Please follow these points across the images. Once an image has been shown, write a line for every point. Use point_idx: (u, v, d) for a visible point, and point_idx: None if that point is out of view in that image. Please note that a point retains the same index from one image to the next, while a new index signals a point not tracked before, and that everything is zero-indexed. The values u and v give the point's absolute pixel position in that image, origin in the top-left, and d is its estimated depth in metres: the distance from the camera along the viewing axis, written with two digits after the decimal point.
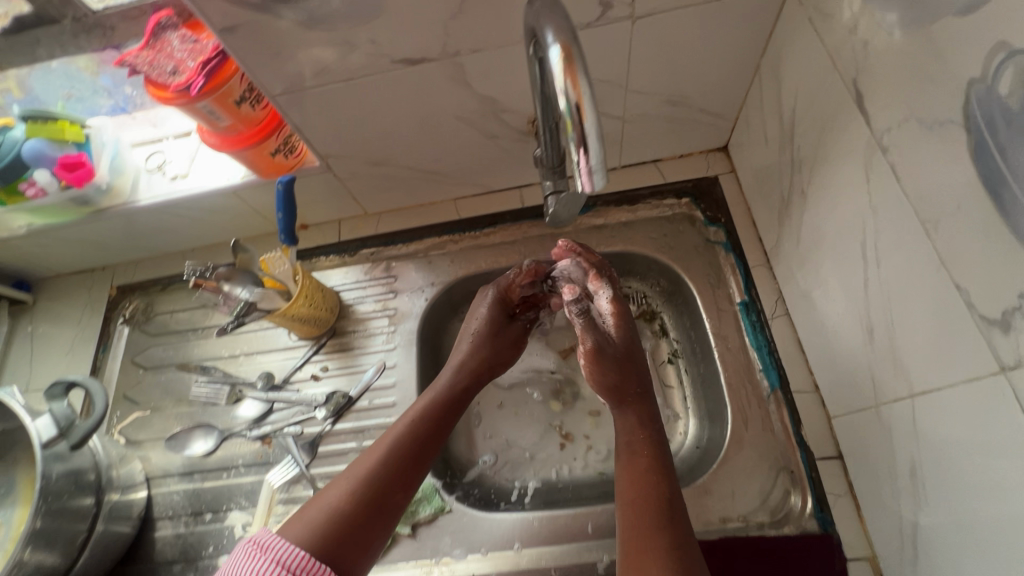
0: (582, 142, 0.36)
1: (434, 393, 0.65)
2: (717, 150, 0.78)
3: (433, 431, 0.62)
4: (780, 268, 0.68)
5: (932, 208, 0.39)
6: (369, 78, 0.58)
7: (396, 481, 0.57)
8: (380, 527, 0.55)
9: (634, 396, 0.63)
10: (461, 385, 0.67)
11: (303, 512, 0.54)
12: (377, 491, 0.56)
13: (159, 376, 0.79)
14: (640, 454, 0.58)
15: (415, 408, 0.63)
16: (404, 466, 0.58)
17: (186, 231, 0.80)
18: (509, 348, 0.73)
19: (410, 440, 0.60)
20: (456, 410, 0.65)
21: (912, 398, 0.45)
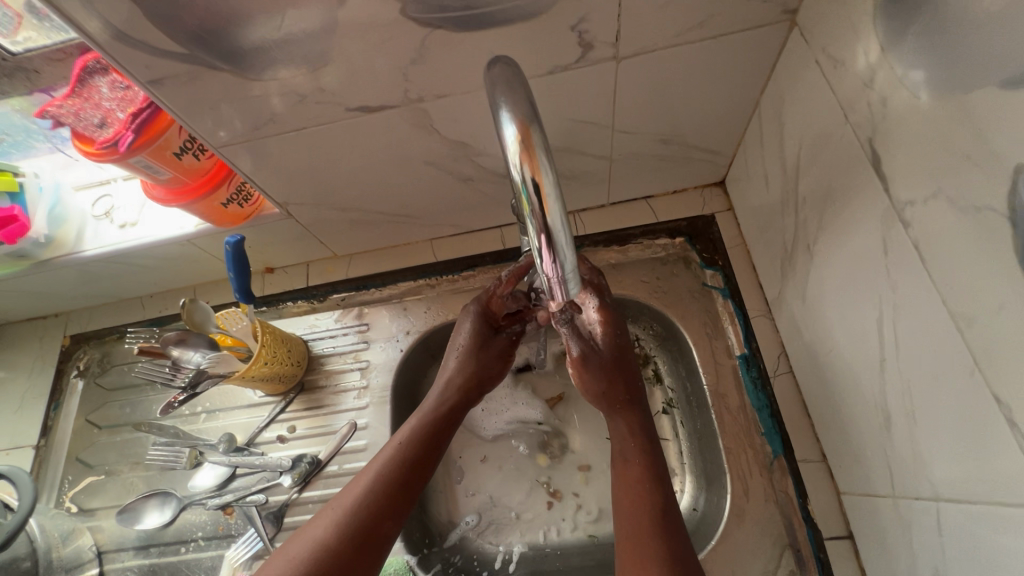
0: (548, 239, 0.32)
1: (422, 415, 0.58)
2: (713, 184, 0.72)
3: (425, 455, 0.54)
4: (782, 320, 0.62)
5: (965, 300, 0.33)
6: (323, 127, 0.52)
7: (385, 509, 0.50)
8: (370, 562, 0.47)
9: (622, 403, 0.58)
10: (453, 404, 0.60)
11: (286, 548, 0.47)
12: (366, 520, 0.48)
13: (115, 436, 0.73)
14: (632, 462, 0.55)
15: (402, 432, 0.56)
16: (394, 492, 0.51)
17: (141, 279, 0.74)
18: (498, 361, 0.64)
19: (399, 465, 0.53)
20: (447, 430, 0.58)
21: (937, 501, 0.40)
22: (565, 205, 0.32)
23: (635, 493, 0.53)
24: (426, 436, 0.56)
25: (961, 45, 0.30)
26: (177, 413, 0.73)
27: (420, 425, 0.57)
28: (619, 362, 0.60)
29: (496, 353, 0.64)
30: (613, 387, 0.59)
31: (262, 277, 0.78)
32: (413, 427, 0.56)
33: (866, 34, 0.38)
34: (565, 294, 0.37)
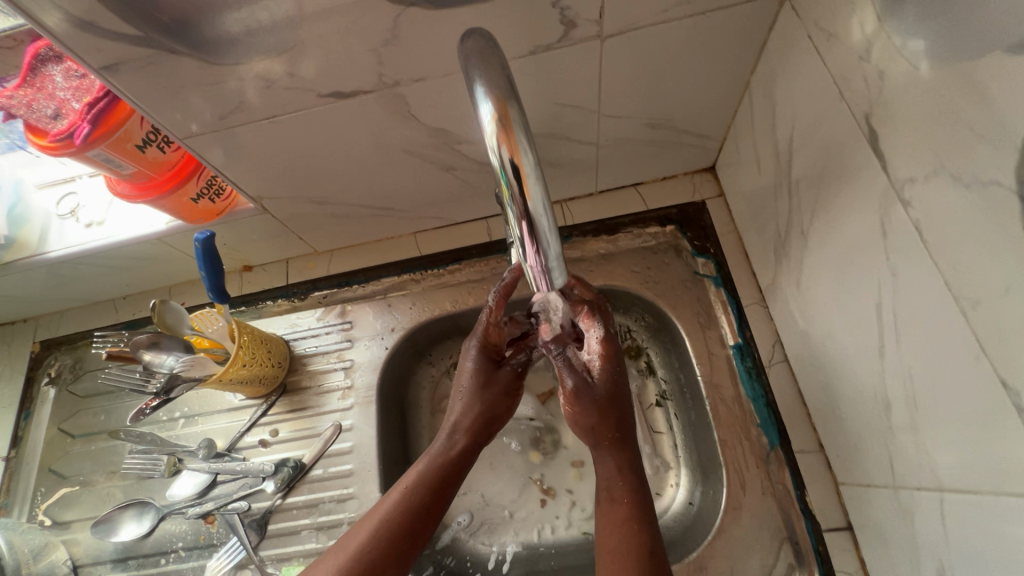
0: (529, 219, 0.30)
1: (432, 457, 0.55)
2: (703, 170, 0.71)
3: (432, 501, 0.52)
4: (776, 308, 0.61)
5: (970, 281, 0.32)
6: (294, 114, 0.49)
7: (387, 557, 0.48)
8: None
9: (611, 441, 0.57)
10: (464, 446, 0.57)
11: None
12: (369, 572, 0.47)
13: (90, 445, 0.71)
14: (620, 504, 0.53)
15: (411, 473, 0.54)
16: (399, 540, 0.49)
17: (112, 280, 0.71)
18: (503, 399, 0.61)
19: (406, 513, 0.50)
20: (457, 475, 0.55)
21: (941, 491, 0.38)
22: (547, 189, 0.30)
23: (620, 531, 0.51)
24: (434, 480, 0.53)
25: (964, 10, 0.28)
26: (155, 419, 0.71)
27: (429, 467, 0.54)
28: (614, 399, 0.58)
29: (501, 389, 0.61)
30: (603, 421, 0.57)
31: (240, 275, 0.75)
32: (422, 470, 0.54)
33: (862, 4, 0.36)
34: (551, 283, 0.35)
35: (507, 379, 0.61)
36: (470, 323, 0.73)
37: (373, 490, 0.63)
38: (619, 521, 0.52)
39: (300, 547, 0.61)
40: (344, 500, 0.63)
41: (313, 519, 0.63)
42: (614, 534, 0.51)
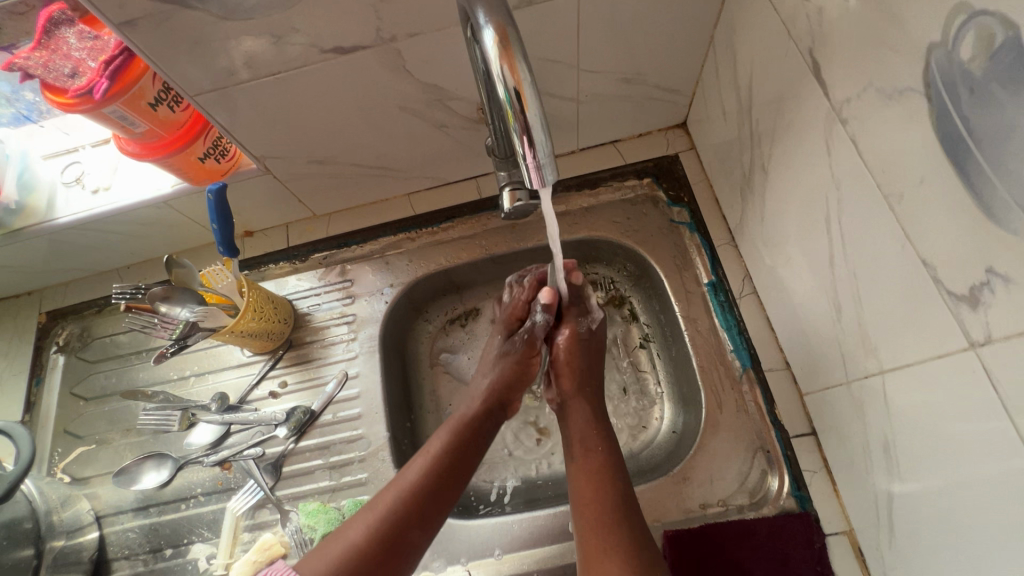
0: (526, 132, 0.35)
1: (456, 425, 0.60)
2: (676, 127, 0.76)
3: (454, 466, 0.57)
4: (745, 246, 0.67)
5: (895, 180, 0.38)
6: (297, 71, 0.53)
7: (413, 516, 0.52)
8: (396, 569, 0.50)
9: (590, 392, 0.64)
10: (482, 417, 0.62)
11: (324, 548, 0.51)
12: (397, 530, 0.51)
13: (104, 406, 0.74)
14: (594, 452, 0.59)
15: (435, 442, 0.58)
16: (423, 501, 0.53)
17: (117, 248, 0.74)
18: (516, 370, 0.67)
19: (431, 478, 0.55)
20: (479, 444, 0.60)
21: (883, 374, 0.44)
22: (543, 107, 0.35)
23: (592, 478, 0.56)
24: (457, 447, 0.58)
25: None
26: (165, 378, 0.74)
27: (453, 435, 0.59)
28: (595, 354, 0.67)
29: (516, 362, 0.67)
30: (585, 373, 0.65)
31: (242, 241, 0.79)
32: (444, 441, 0.58)
33: None
34: (542, 181, 0.38)
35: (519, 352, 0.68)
36: (464, 277, 0.78)
37: (381, 430, 0.68)
38: (595, 467, 0.57)
39: (315, 485, 0.66)
40: (354, 441, 0.67)
41: (325, 459, 0.67)
42: (591, 483, 0.56)
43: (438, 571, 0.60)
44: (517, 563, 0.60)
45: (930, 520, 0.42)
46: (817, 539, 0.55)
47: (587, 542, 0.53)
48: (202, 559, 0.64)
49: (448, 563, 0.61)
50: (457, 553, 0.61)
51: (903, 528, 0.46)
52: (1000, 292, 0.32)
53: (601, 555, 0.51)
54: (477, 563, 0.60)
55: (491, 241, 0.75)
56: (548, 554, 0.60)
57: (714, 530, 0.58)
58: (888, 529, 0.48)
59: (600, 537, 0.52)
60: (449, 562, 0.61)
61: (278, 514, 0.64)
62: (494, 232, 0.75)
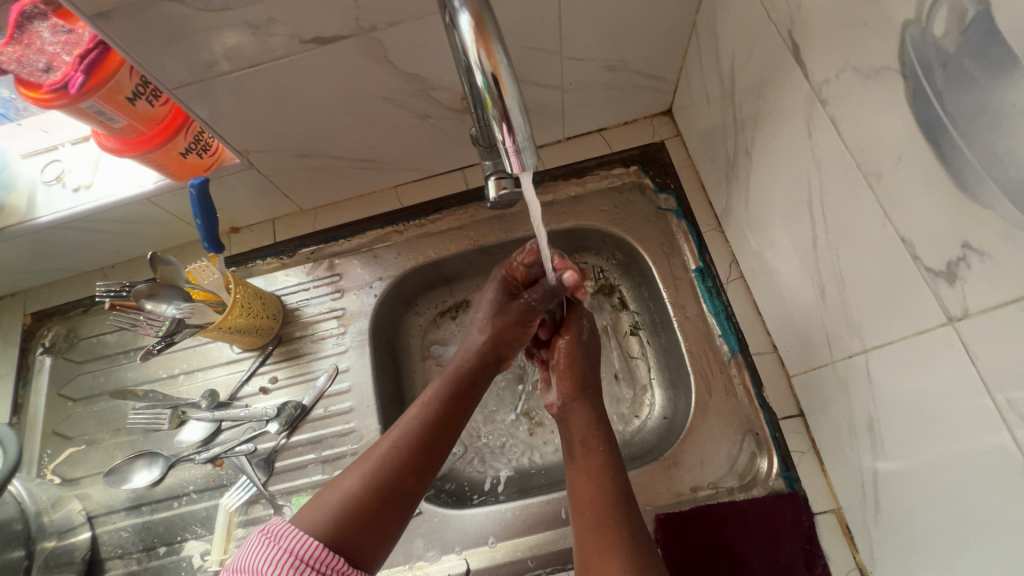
0: (505, 118, 0.35)
1: (450, 375, 0.60)
2: (661, 114, 0.76)
3: (449, 414, 0.56)
4: (731, 230, 0.67)
5: (874, 159, 0.38)
6: (276, 63, 0.52)
7: (410, 464, 0.52)
8: (395, 519, 0.50)
9: (587, 392, 0.63)
10: (477, 368, 0.61)
11: (320, 497, 0.50)
12: (394, 477, 0.51)
13: (93, 406, 0.73)
14: (596, 452, 0.57)
15: (430, 392, 0.58)
16: (420, 450, 0.53)
17: (101, 247, 0.73)
18: (514, 327, 0.64)
19: (428, 426, 0.55)
20: (473, 393, 0.60)
21: (866, 352, 0.45)
22: (520, 91, 0.35)
23: (594, 480, 0.55)
24: (452, 396, 0.57)
25: None
26: (154, 377, 0.73)
27: (448, 384, 0.58)
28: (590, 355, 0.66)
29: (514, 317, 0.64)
30: (583, 372, 0.64)
31: (228, 237, 0.78)
32: (438, 390, 0.58)
33: None
34: (523, 166, 0.38)
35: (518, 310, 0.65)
36: (453, 269, 0.78)
37: (373, 423, 0.68)
38: (593, 468, 0.56)
39: (308, 479, 0.66)
40: (346, 434, 0.67)
41: (318, 453, 0.67)
42: (590, 483, 0.55)
43: (433, 561, 0.61)
44: (511, 550, 0.60)
45: (913, 495, 0.43)
46: (806, 518, 0.56)
47: (586, 542, 0.52)
48: (196, 556, 0.64)
49: (443, 552, 0.61)
50: (451, 542, 0.61)
51: (888, 503, 0.47)
52: (976, 266, 0.32)
53: (602, 555, 0.50)
54: (472, 552, 0.61)
55: (479, 232, 0.75)
56: (542, 541, 0.60)
57: (706, 512, 0.58)
58: (874, 505, 0.49)
59: (601, 538, 0.51)
60: (444, 551, 0.61)
61: (272, 509, 0.64)
62: (482, 223, 0.75)
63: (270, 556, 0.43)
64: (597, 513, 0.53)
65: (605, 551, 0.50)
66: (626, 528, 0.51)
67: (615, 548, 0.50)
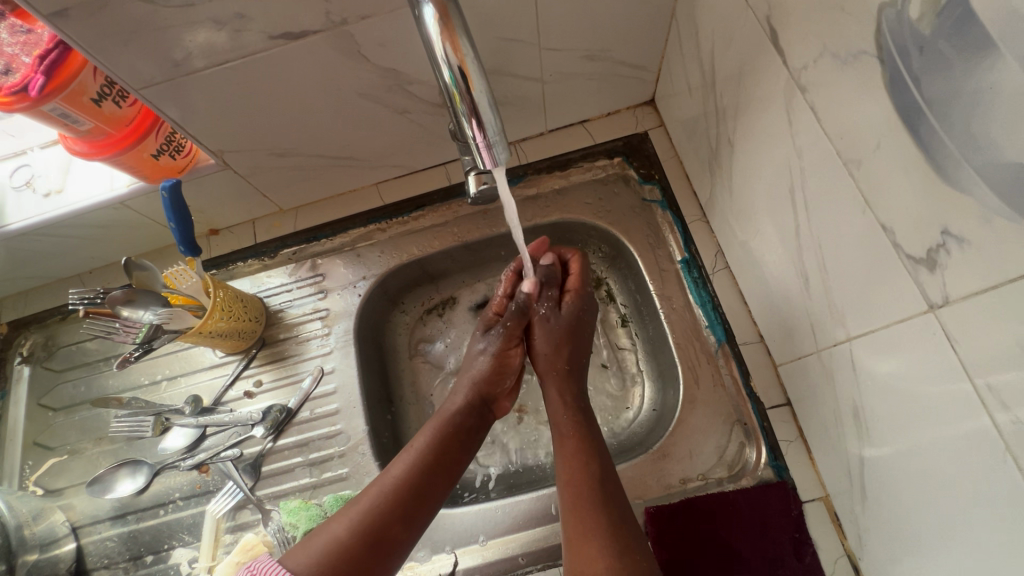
0: (474, 111, 0.40)
1: (442, 422, 0.60)
2: (644, 104, 0.75)
3: (438, 464, 0.56)
4: (716, 220, 0.66)
5: (853, 145, 0.38)
6: (245, 60, 0.51)
7: (396, 513, 0.52)
8: (380, 565, 0.50)
9: (559, 372, 0.63)
10: (468, 416, 0.61)
11: (308, 539, 0.51)
12: (380, 524, 0.51)
13: (74, 416, 0.72)
14: (569, 437, 0.58)
15: (420, 440, 0.58)
16: (407, 500, 0.53)
17: (76, 253, 0.72)
18: (499, 373, 0.65)
19: (417, 476, 0.54)
20: (466, 442, 0.59)
21: (850, 341, 0.45)
22: (487, 85, 0.40)
23: (576, 461, 0.56)
24: (442, 445, 0.57)
25: None
26: (136, 384, 0.72)
27: (439, 433, 0.58)
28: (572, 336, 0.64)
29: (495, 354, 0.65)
30: (557, 353, 0.64)
31: (207, 240, 0.77)
32: (428, 439, 0.57)
33: None
34: (495, 161, 0.44)
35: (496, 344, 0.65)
36: (438, 267, 0.77)
37: (359, 424, 0.67)
38: (577, 454, 0.56)
39: (295, 483, 0.65)
40: (333, 436, 0.67)
41: (305, 456, 0.66)
42: (569, 465, 0.56)
43: (423, 561, 0.60)
44: (501, 548, 0.60)
45: (899, 482, 0.43)
46: (794, 507, 0.56)
47: (569, 526, 0.53)
48: (184, 564, 0.63)
49: (433, 552, 0.61)
50: (441, 542, 0.61)
51: (874, 490, 0.47)
52: (955, 253, 0.32)
53: (585, 540, 0.51)
54: (463, 550, 0.60)
55: (463, 229, 0.74)
56: (532, 537, 0.60)
57: (696, 503, 0.58)
58: (860, 492, 0.49)
59: (581, 524, 0.52)
60: (434, 551, 0.61)
61: (259, 514, 0.64)
62: (466, 219, 0.74)
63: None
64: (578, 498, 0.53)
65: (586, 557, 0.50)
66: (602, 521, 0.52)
67: (597, 550, 0.50)
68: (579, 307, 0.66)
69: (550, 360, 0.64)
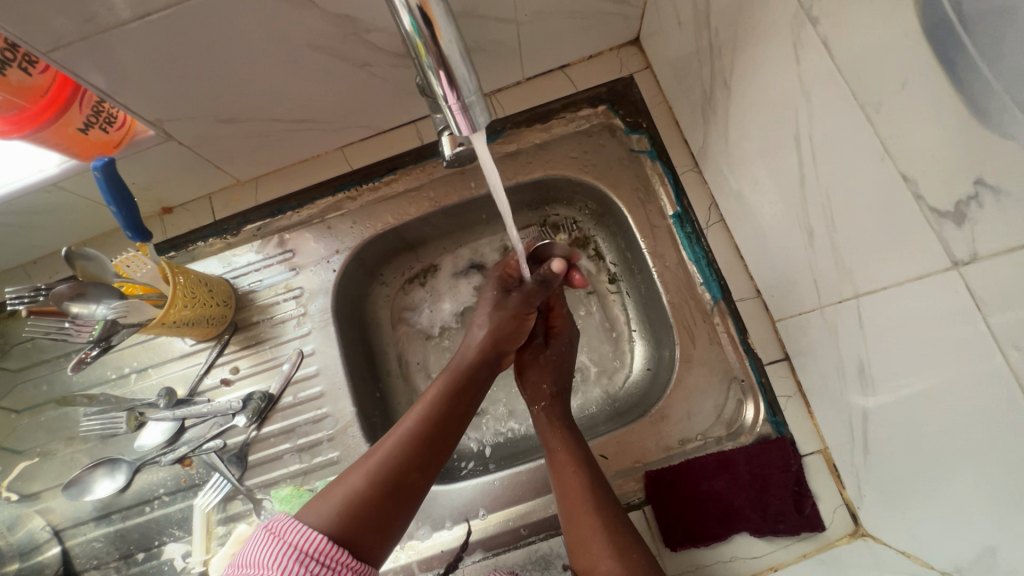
0: (443, 64, 0.35)
1: (450, 374, 0.57)
2: (628, 44, 0.69)
3: (452, 415, 0.54)
4: (708, 169, 0.62)
5: (873, 86, 0.34)
6: (172, 11, 0.43)
7: (414, 461, 0.50)
8: (397, 517, 0.48)
9: (547, 400, 0.63)
10: (478, 366, 0.59)
11: (323, 493, 0.48)
12: (398, 473, 0.49)
13: (40, 417, 0.68)
14: (558, 451, 0.57)
15: (432, 390, 0.55)
16: (423, 447, 0.51)
17: (12, 244, 0.65)
18: (513, 320, 0.62)
19: (431, 425, 0.53)
20: (476, 392, 0.58)
21: (858, 298, 0.42)
22: (456, 34, 0.35)
23: (563, 474, 0.55)
24: (455, 396, 0.56)
25: None
26: (104, 379, 0.67)
27: (452, 381, 0.57)
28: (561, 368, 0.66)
29: (514, 312, 0.62)
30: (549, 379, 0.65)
31: (161, 219, 0.70)
32: (442, 390, 0.55)
33: None
34: (473, 126, 0.39)
35: (517, 302, 0.63)
36: (416, 235, 0.72)
37: (346, 406, 0.64)
38: (569, 466, 0.55)
39: (285, 470, 0.63)
40: (320, 421, 0.64)
41: (293, 443, 0.64)
42: (564, 482, 0.54)
43: (424, 539, 0.59)
44: (502, 521, 0.59)
45: (908, 437, 0.42)
46: (795, 463, 0.55)
47: (571, 534, 0.52)
48: (178, 559, 0.62)
49: (434, 529, 0.60)
50: (441, 518, 0.60)
51: (878, 444, 0.46)
52: (989, 206, 0.29)
53: (586, 544, 0.51)
54: (463, 525, 0.59)
55: (441, 192, 0.69)
56: (533, 508, 0.59)
57: (696, 464, 0.57)
58: (862, 446, 0.49)
59: (584, 529, 0.51)
60: (435, 528, 0.60)
61: (250, 504, 0.62)
62: (442, 181, 0.69)
63: (273, 552, 0.42)
64: (585, 520, 0.52)
65: (587, 551, 0.51)
66: (604, 530, 0.51)
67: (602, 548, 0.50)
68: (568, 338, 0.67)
69: (538, 387, 0.65)
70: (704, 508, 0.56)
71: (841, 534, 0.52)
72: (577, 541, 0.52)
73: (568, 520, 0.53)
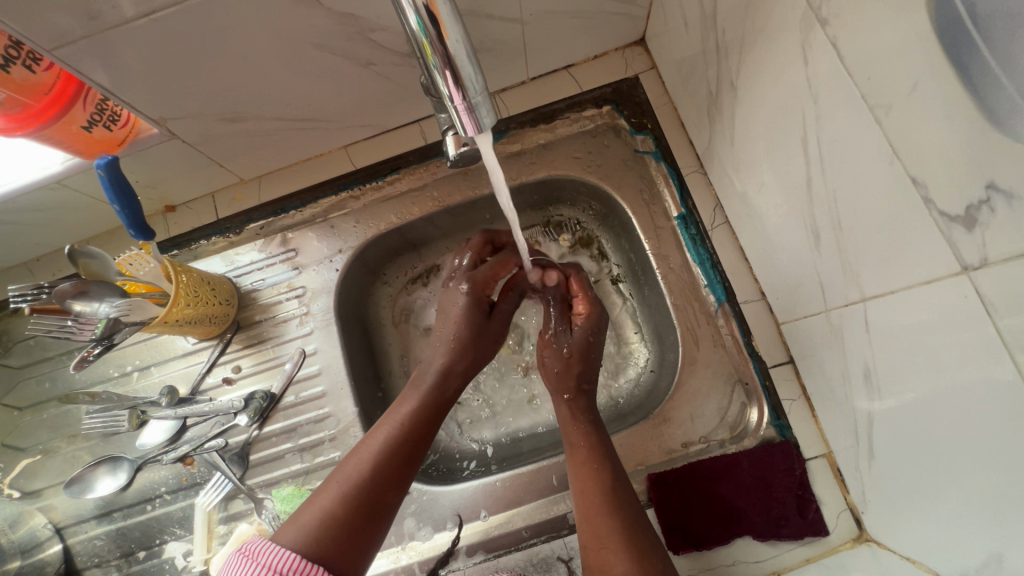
0: (448, 64, 0.35)
1: (419, 393, 0.55)
2: (634, 44, 0.68)
3: (422, 430, 0.54)
4: (713, 171, 0.62)
5: (883, 88, 0.33)
6: (174, 10, 0.43)
7: (388, 478, 0.50)
8: (376, 533, 0.48)
9: (571, 392, 0.59)
10: (447, 382, 0.57)
11: (298, 515, 0.48)
12: (372, 491, 0.49)
13: (42, 414, 0.68)
14: (580, 448, 0.56)
15: (402, 407, 0.54)
16: (398, 462, 0.51)
17: (16, 241, 0.65)
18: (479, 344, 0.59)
19: (402, 442, 0.52)
20: (445, 405, 0.57)
21: (865, 302, 0.42)
22: (462, 33, 0.35)
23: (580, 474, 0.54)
24: (425, 413, 0.54)
25: None
26: (106, 377, 0.67)
27: (420, 398, 0.55)
28: (586, 360, 0.60)
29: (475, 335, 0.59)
30: (569, 372, 0.60)
31: (164, 217, 0.70)
32: (414, 406, 0.54)
33: None
34: (478, 126, 0.39)
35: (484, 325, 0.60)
36: (419, 234, 0.72)
37: (348, 405, 0.64)
38: (583, 469, 0.54)
39: (286, 470, 0.63)
40: (322, 420, 0.64)
41: (294, 443, 0.64)
42: (581, 484, 0.53)
43: (425, 539, 0.59)
44: (503, 523, 0.59)
45: (913, 443, 0.42)
46: (798, 467, 0.55)
47: (586, 534, 0.51)
48: (179, 557, 0.62)
49: (435, 530, 0.60)
50: (442, 519, 0.60)
51: (883, 449, 0.46)
52: (1000, 211, 0.29)
53: (600, 546, 0.50)
54: (464, 527, 0.59)
55: (444, 191, 0.69)
56: (534, 510, 0.59)
57: (700, 467, 0.57)
58: (867, 450, 0.48)
59: (596, 531, 0.50)
60: (435, 528, 0.60)
61: (252, 503, 0.62)
62: (445, 181, 0.69)
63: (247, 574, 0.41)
64: (595, 527, 0.51)
65: (604, 559, 0.49)
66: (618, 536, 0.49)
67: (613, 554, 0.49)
68: (593, 326, 0.60)
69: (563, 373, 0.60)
70: (706, 511, 0.55)
71: (845, 539, 0.52)
72: (594, 539, 0.51)
73: (585, 518, 0.52)
